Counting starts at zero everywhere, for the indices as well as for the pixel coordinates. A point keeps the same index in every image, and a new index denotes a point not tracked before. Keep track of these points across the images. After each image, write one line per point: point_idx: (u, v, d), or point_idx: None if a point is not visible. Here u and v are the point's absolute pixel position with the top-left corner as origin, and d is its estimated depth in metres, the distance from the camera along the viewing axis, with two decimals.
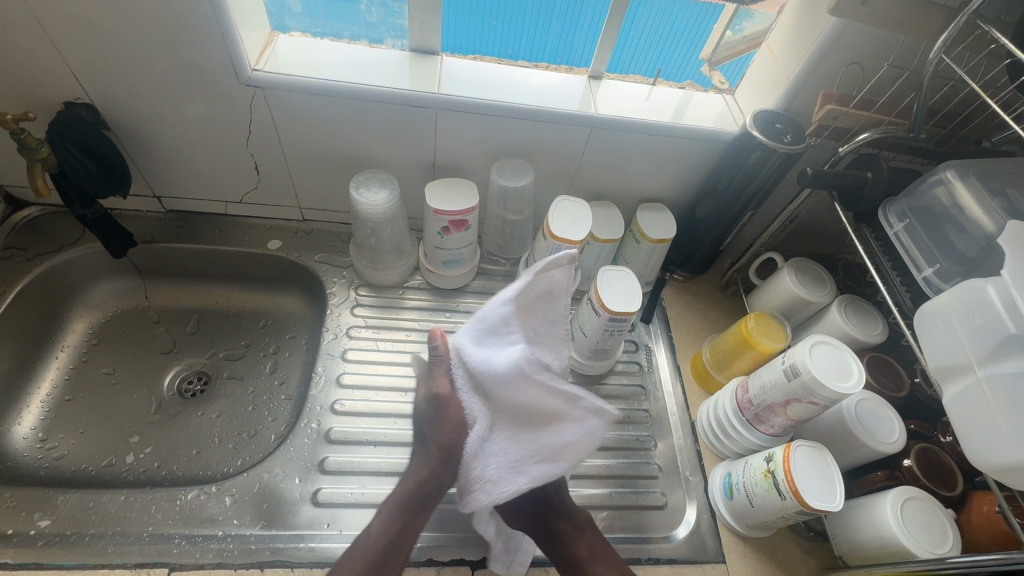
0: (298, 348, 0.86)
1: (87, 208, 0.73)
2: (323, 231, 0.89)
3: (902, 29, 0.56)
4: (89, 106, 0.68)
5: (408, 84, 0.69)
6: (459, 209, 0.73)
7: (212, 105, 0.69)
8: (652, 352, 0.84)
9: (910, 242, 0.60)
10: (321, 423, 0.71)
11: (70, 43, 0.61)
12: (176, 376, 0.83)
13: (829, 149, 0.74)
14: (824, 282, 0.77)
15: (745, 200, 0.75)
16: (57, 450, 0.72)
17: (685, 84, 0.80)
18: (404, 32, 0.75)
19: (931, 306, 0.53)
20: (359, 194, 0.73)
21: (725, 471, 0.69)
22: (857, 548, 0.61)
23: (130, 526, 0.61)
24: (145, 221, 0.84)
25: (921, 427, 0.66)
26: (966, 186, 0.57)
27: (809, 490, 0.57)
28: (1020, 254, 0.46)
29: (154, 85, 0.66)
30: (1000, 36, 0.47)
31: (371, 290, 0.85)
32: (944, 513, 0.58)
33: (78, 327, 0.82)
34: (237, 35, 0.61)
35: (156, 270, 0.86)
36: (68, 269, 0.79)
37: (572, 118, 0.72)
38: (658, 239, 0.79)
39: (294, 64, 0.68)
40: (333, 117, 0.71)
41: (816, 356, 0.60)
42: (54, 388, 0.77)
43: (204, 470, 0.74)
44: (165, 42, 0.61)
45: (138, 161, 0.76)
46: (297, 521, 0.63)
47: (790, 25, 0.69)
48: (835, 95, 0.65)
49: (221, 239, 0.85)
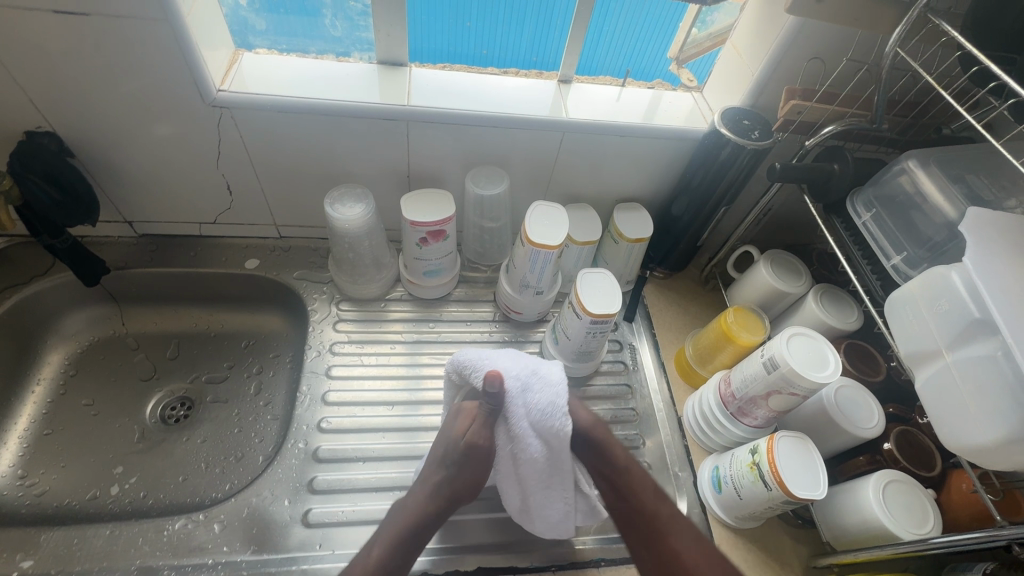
0: (282, 367, 0.86)
1: (55, 238, 0.71)
2: (300, 247, 0.89)
3: (858, 25, 0.58)
4: (51, 134, 0.66)
5: (377, 97, 0.69)
6: (435, 220, 0.73)
7: (181, 127, 0.68)
8: (636, 350, 0.85)
9: (878, 231, 0.62)
10: (308, 443, 0.71)
11: (27, 73, 0.59)
12: (158, 402, 0.81)
13: (797, 143, 0.75)
14: (800, 273, 0.78)
15: (718, 196, 0.76)
16: (38, 486, 0.71)
17: (654, 84, 0.81)
18: (370, 45, 0.74)
19: (900, 294, 0.54)
20: (333, 209, 0.73)
21: (713, 465, 0.70)
22: (843, 533, 0.63)
23: (117, 561, 0.60)
24: (117, 247, 0.83)
25: (899, 410, 0.67)
26: (928, 174, 0.58)
27: (794, 480, 0.58)
28: (980, 241, 0.47)
29: (119, 109, 0.65)
30: (949, 28, 0.49)
31: (353, 305, 0.85)
32: (924, 494, 0.59)
33: (53, 358, 0.80)
34: (198, 57, 0.61)
35: (132, 296, 0.84)
36: (39, 301, 0.78)
37: (544, 123, 0.72)
38: (635, 239, 0.80)
39: (261, 82, 0.68)
40: (303, 133, 0.70)
41: (794, 347, 0.61)
42: (32, 423, 0.75)
43: (192, 497, 0.73)
44: (127, 66, 0.60)
45: (106, 186, 0.75)
46: (289, 543, 0.63)
47: (754, 22, 0.70)
48: (799, 90, 0.66)
49: (197, 261, 0.84)
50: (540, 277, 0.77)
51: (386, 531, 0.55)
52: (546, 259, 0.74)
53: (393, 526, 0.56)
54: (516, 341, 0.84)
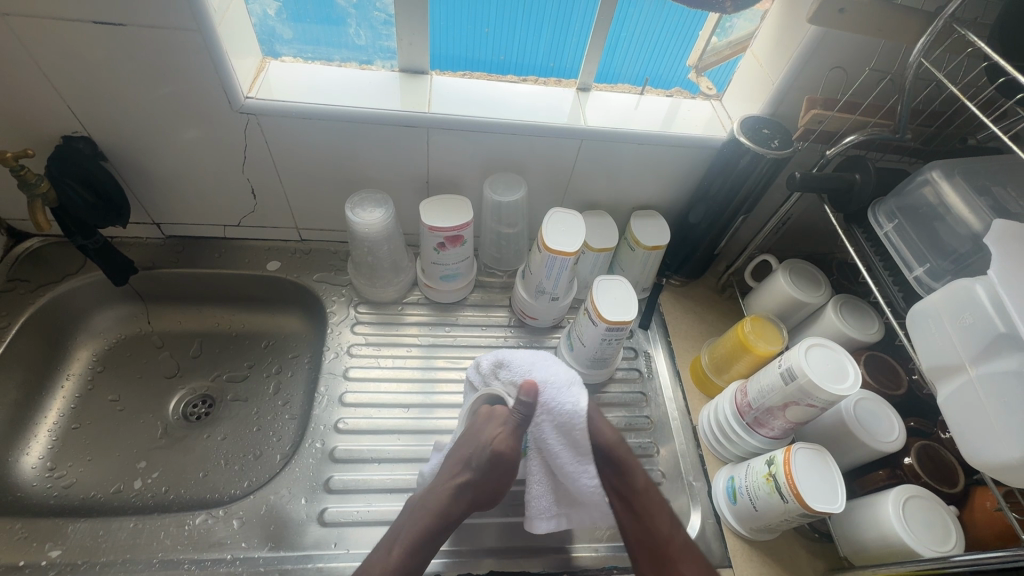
0: (301, 367, 0.87)
1: (87, 239, 0.73)
2: (320, 250, 0.90)
3: (881, 34, 0.58)
4: (87, 139, 0.69)
5: (399, 104, 0.70)
6: (454, 225, 0.74)
7: (209, 132, 0.70)
8: (651, 358, 0.85)
9: (900, 241, 0.61)
10: (325, 442, 0.72)
11: (66, 79, 0.62)
12: (181, 400, 0.83)
13: (817, 152, 0.75)
14: (819, 283, 0.77)
15: (736, 205, 0.76)
16: (66, 478, 0.73)
17: (672, 91, 0.81)
18: (392, 53, 0.76)
19: (922, 305, 0.54)
20: (355, 214, 0.74)
21: (728, 475, 0.70)
22: (862, 548, 0.62)
23: (139, 553, 0.61)
24: (145, 248, 0.85)
25: (920, 424, 0.66)
26: (952, 185, 0.58)
27: (811, 492, 0.57)
28: (1006, 255, 0.46)
29: (152, 115, 0.67)
30: (975, 39, 0.48)
31: (370, 307, 0.86)
32: (946, 511, 0.58)
33: (82, 354, 0.83)
34: (229, 68, 0.63)
35: (158, 295, 0.87)
36: (71, 299, 0.80)
37: (563, 131, 0.72)
38: (652, 246, 0.80)
39: (287, 89, 0.69)
40: (327, 139, 0.72)
41: (812, 359, 0.61)
42: (61, 417, 0.78)
43: (212, 493, 0.74)
44: (160, 74, 0.62)
45: (137, 189, 0.78)
46: (305, 542, 0.64)
47: (774, 32, 0.70)
48: (820, 99, 0.66)
49: (221, 262, 0.86)
50: (557, 284, 0.77)
51: (406, 527, 0.56)
52: (563, 265, 0.74)
53: (410, 532, 0.55)
54: (530, 346, 0.85)
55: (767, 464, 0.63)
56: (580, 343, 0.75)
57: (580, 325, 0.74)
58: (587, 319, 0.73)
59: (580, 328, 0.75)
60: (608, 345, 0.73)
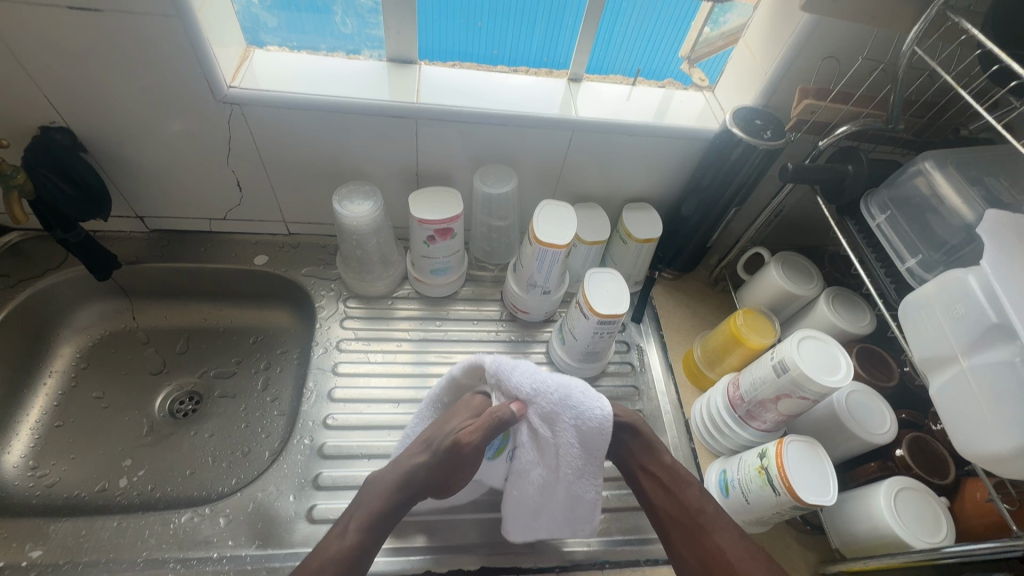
0: (290, 362, 0.86)
1: (67, 232, 0.71)
2: (309, 244, 0.89)
3: (874, 22, 0.57)
4: (65, 130, 0.67)
5: (388, 94, 0.69)
6: (443, 218, 0.73)
7: (192, 122, 0.68)
8: (644, 352, 0.84)
9: (892, 232, 0.61)
10: (314, 439, 0.71)
11: (42, 68, 0.60)
12: (167, 397, 0.82)
13: (809, 143, 0.74)
14: (812, 276, 0.77)
15: (729, 197, 0.76)
16: (49, 477, 0.72)
17: (665, 83, 0.80)
18: (380, 42, 0.74)
19: (915, 297, 0.53)
20: (343, 206, 0.73)
21: (720, 468, 0.69)
22: (853, 540, 0.62)
23: (123, 553, 0.60)
24: (129, 242, 0.84)
25: (912, 416, 0.66)
26: (945, 176, 0.57)
27: (803, 485, 0.57)
28: (998, 245, 0.46)
29: (132, 105, 0.65)
30: (971, 27, 0.47)
31: (360, 302, 0.85)
32: (937, 501, 0.58)
33: (65, 351, 0.81)
34: (212, 56, 0.61)
35: (143, 291, 0.85)
36: (52, 295, 0.79)
37: (554, 122, 0.71)
38: (644, 239, 0.79)
39: (272, 79, 0.68)
40: (314, 130, 0.71)
41: (804, 351, 0.60)
42: (44, 415, 0.76)
43: (199, 490, 0.73)
44: (141, 62, 0.61)
45: (119, 181, 0.76)
46: (293, 539, 0.63)
47: (766, 22, 0.69)
48: (812, 89, 0.65)
49: (207, 257, 0.84)
50: (548, 277, 0.77)
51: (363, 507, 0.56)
52: (554, 258, 0.73)
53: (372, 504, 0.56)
54: (522, 340, 0.84)
55: (759, 457, 0.62)
56: (574, 338, 0.75)
57: (573, 319, 0.74)
58: (578, 313, 0.72)
59: (572, 322, 0.74)
60: (603, 338, 0.72)
